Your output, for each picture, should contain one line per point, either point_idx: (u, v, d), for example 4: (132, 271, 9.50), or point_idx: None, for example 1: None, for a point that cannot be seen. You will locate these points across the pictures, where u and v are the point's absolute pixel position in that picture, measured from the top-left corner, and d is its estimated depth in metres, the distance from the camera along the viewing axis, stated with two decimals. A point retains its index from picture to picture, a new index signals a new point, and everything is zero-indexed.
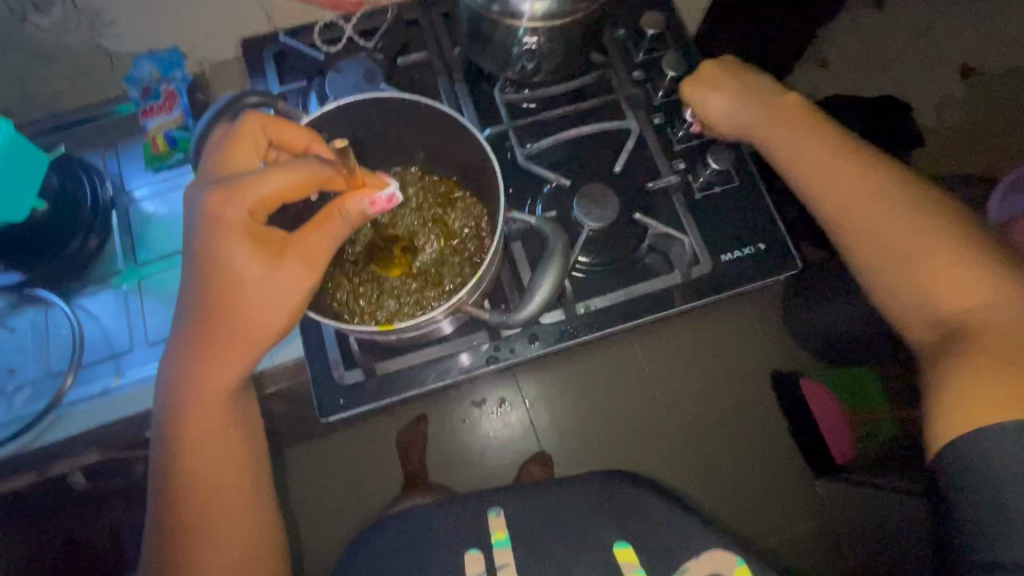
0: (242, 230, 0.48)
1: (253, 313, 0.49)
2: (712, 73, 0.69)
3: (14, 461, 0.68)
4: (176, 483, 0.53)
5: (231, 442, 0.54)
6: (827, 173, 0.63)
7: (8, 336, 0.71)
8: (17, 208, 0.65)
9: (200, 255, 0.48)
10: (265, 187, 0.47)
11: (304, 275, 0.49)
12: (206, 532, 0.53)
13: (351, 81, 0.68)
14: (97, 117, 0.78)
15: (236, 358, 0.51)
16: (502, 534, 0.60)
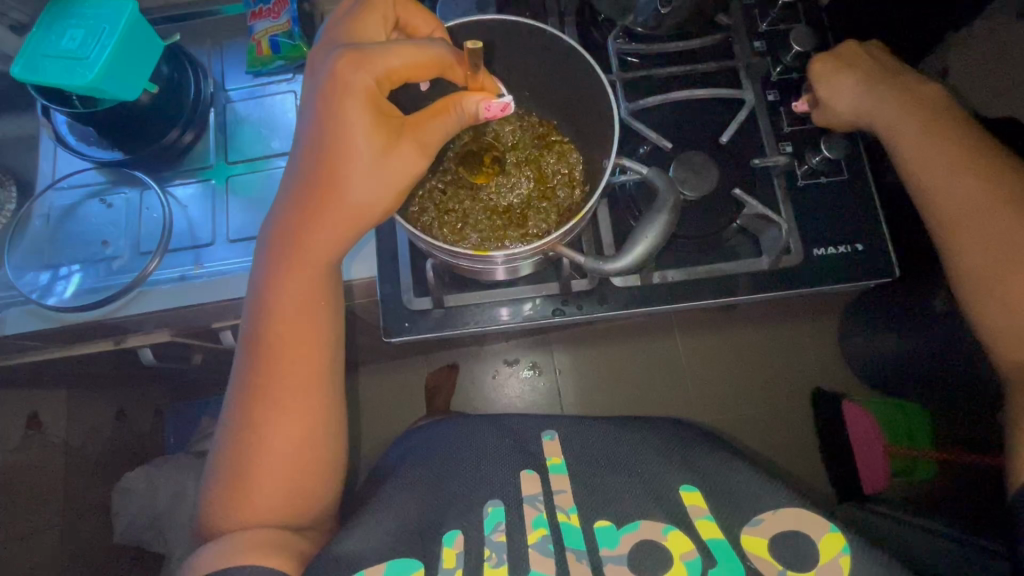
0: (366, 96, 0.51)
1: (358, 184, 0.52)
2: (848, 54, 0.67)
3: (98, 326, 0.72)
4: (261, 363, 0.58)
5: (312, 325, 0.59)
6: (946, 178, 0.63)
7: (105, 211, 0.75)
8: (131, 87, 0.67)
9: (323, 119, 0.52)
10: (396, 61, 0.50)
11: (415, 158, 0.52)
12: (277, 415, 0.57)
13: (463, 7, 0.66)
14: (206, 14, 0.80)
15: (336, 227, 0.55)
16: (558, 460, 0.64)
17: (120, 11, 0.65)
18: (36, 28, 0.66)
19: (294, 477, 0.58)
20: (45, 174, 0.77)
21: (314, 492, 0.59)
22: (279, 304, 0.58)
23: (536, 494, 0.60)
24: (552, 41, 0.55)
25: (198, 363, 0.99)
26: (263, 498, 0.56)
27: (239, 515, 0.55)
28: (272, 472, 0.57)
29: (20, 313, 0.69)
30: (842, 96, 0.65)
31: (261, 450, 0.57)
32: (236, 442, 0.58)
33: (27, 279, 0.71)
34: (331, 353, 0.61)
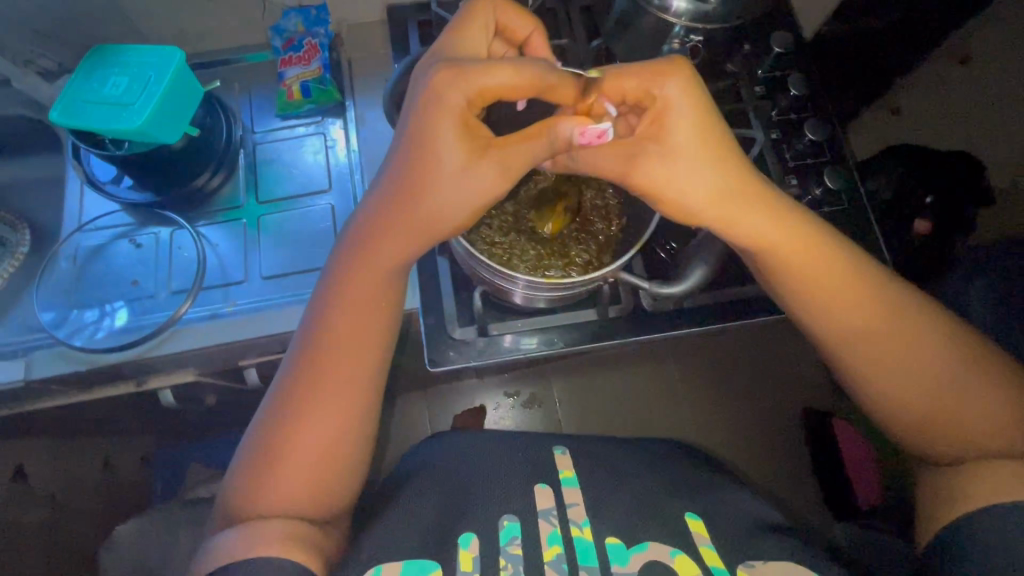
0: (471, 104, 0.53)
1: (444, 193, 0.55)
2: (685, 113, 0.53)
3: (126, 368, 0.70)
4: (304, 361, 0.58)
5: (361, 334, 0.60)
6: (809, 265, 0.57)
7: (134, 251, 0.75)
8: (174, 130, 0.68)
9: (415, 135, 0.53)
10: (490, 79, 0.52)
11: (495, 176, 0.54)
12: (310, 415, 0.57)
13: None
14: (232, 62, 0.83)
15: (411, 241, 0.58)
16: (569, 474, 0.66)
17: (167, 61, 0.67)
18: (78, 75, 0.68)
19: (323, 465, 0.57)
20: (71, 215, 0.76)
21: (333, 483, 0.58)
22: (323, 310, 0.59)
23: (550, 509, 0.61)
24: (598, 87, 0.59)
25: (210, 405, 0.97)
26: (290, 478, 0.56)
27: (261, 492, 0.55)
28: (303, 453, 0.56)
29: (49, 355, 0.68)
30: (677, 171, 0.54)
31: (297, 432, 0.57)
32: (271, 421, 0.58)
33: (55, 320, 0.70)
34: (377, 368, 0.61)
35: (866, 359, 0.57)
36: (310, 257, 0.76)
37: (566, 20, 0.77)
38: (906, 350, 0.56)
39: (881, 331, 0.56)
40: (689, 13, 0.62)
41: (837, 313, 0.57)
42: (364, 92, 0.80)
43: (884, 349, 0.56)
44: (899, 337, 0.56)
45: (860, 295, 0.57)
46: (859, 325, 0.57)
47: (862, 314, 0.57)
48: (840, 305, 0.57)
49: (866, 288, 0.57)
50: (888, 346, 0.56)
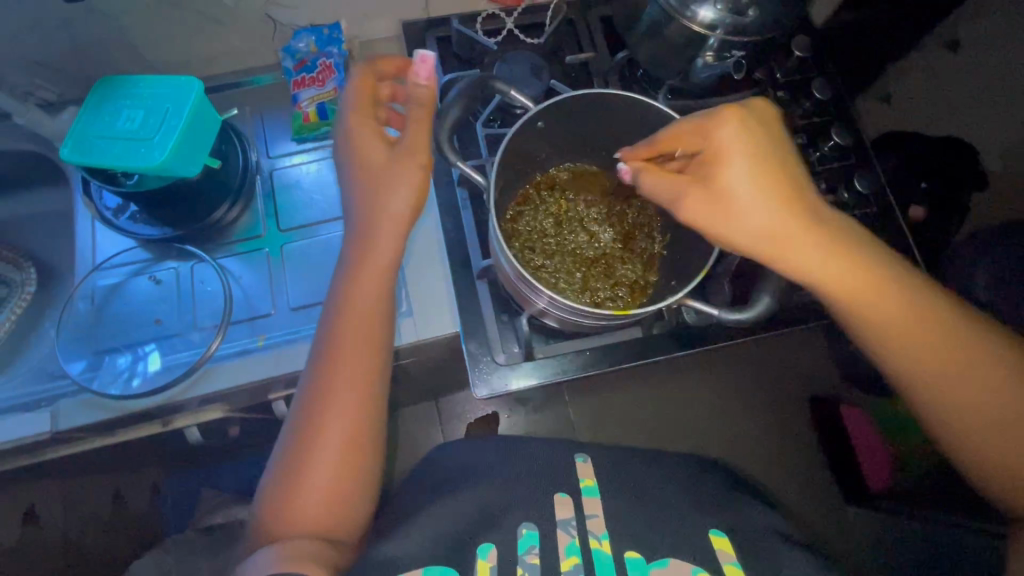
0: (356, 115, 0.57)
1: (392, 190, 0.56)
2: (749, 162, 0.49)
3: (156, 412, 0.68)
4: (319, 374, 0.57)
5: (369, 339, 0.58)
6: (879, 298, 0.54)
7: (153, 287, 0.72)
8: (194, 163, 0.66)
9: (343, 162, 0.58)
10: (353, 97, 0.57)
11: (416, 168, 0.56)
12: (328, 426, 0.56)
13: (520, 72, 0.69)
14: (240, 85, 0.81)
15: (391, 253, 0.58)
16: (591, 482, 0.57)
17: (184, 91, 0.65)
18: (86, 108, 0.65)
19: (344, 469, 0.56)
20: (84, 254, 0.73)
21: (354, 489, 0.57)
22: (333, 325, 0.57)
23: (570, 518, 0.53)
24: (646, 108, 0.56)
25: (230, 438, 0.93)
26: (315, 486, 0.54)
27: (286, 514, 0.54)
28: (324, 462, 0.55)
29: (76, 403, 0.65)
30: (735, 212, 0.50)
31: (316, 441, 0.55)
32: (291, 436, 0.56)
33: (80, 367, 0.68)
34: (383, 367, 0.59)
35: (933, 381, 0.56)
36: None
37: (587, 32, 0.76)
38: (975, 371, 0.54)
39: (945, 355, 0.55)
40: (727, 23, 0.60)
41: (904, 342, 0.55)
42: None
43: (948, 373, 0.55)
44: (963, 357, 0.55)
45: (923, 322, 0.55)
46: (920, 348, 0.55)
47: (927, 340, 0.55)
48: (904, 332, 0.55)
49: (932, 314, 0.55)
50: (950, 368, 0.55)
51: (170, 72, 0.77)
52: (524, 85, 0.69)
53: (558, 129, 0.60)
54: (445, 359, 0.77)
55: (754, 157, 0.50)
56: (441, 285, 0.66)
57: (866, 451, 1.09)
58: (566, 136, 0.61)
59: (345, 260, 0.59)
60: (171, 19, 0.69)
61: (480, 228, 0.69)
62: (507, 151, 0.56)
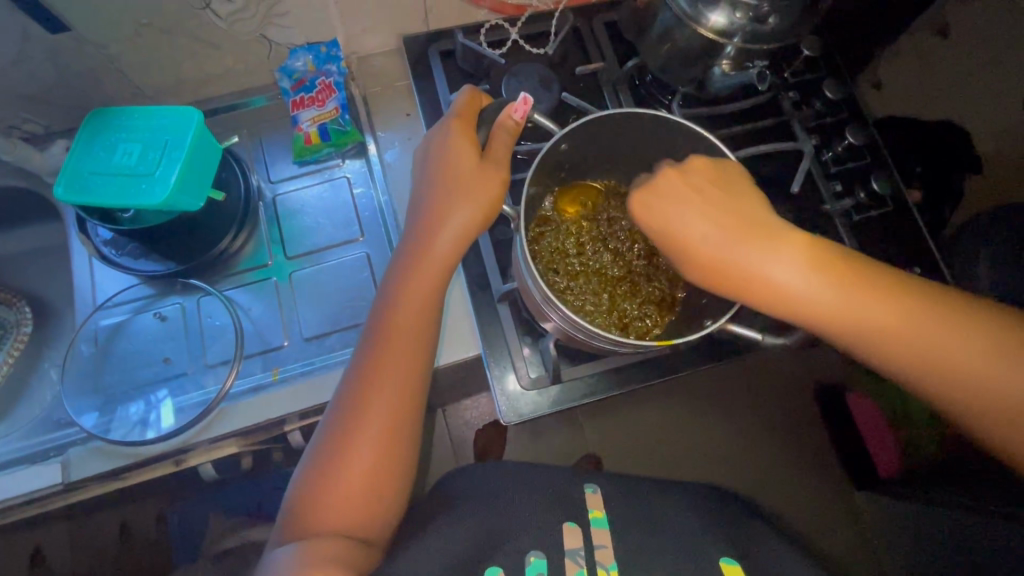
0: (455, 121, 0.55)
1: (465, 197, 0.54)
2: (668, 191, 0.51)
3: (172, 456, 0.65)
4: (350, 403, 0.52)
5: (405, 363, 0.53)
6: (851, 302, 0.49)
7: (159, 325, 0.70)
8: (198, 195, 0.64)
9: (426, 166, 0.56)
10: (459, 103, 0.56)
11: (497, 189, 0.54)
12: (359, 456, 0.51)
13: (530, 85, 0.68)
14: (237, 107, 0.78)
15: (426, 277, 0.54)
16: (600, 514, 0.52)
17: (182, 121, 0.62)
18: (78, 143, 0.62)
19: (377, 500, 0.51)
20: (84, 295, 0.71)
21: (391, 494, 0.52)
22: (361, 355, 0.54)
23: (578, 547, 0.48)
24: (674, 125, 0.54)
25: (242, 469, 0.91)
26: (341, 517, 0.50)
27: (317, 519, 0.49)
28: (361, 460, 0.51)
29: (83, 452, 0.63)
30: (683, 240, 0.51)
31: (354, 438, 0.51)
32: (329, 431, 0.52)
33: (87, 415, 0.66)
34: (420, 395, 0.54)
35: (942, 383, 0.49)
36: (352, 312, 0.72)
37: (593, 41, 0.74)
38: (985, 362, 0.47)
39: (948, 351, 0.48)
40: (745, 30, 0.58)
41: (899, 344, 0.49)
42: (386, 127, 0.75)
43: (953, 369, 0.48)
44: (970, 349, 0.48)
45: (912, 317, 0.49)
46: (920, 348, 0.49)
47: (919, 339, 0.48)
48: (893, 332, 0.49)
49: (919, 309, 0.49)
50: (953, 364, 0.48)
51: (163, 97, 0.74)
52: (534, 99, 0.67)
53: (578, 147, 0.58)
54: (463, 379, 0.76)
55: (682, 192, 0.51)
56: (462, 305, 0.64)
57: (871, 437, 1.04)
58: (585, 153, 0.59)
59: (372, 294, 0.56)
60: (163, 45, 0.66)
61: (498, 249, 0.67)
62: (533, 175, 0.55)
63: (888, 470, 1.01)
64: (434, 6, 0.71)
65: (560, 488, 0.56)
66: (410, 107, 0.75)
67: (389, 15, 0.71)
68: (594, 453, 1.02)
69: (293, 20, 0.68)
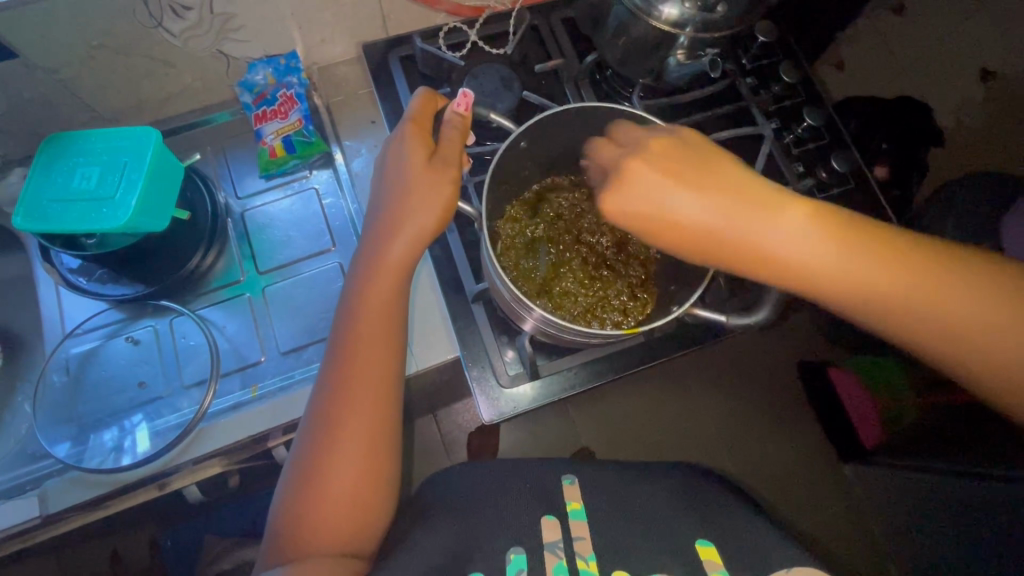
0: (410, 128, 0.55)
1: (419, 200, 0.54)
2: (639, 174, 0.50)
3: (151, 481, 0.64)
4: (326, 418, 0.52)
5: (378, 374, 0.53)
6: (846, 264, 0.48)
7: (132, 349, 0.69)
8: (162, 216, 0.64)
9: (384, 174, 0.56)
10: (411, 108, 0.56)
11: (451, 189, 0.54)
12: (337, 470, 0.51)
13: (490, 86, 0.68)
14: (199, 124, 0.77)
15: (395, 284, 0.54)
16: (578, 504, 0.53)
17: (142, 142, 0.62)
18: (35, 170, 0.61)
19: (361, 511, 0.51)
20: (53, 324, 0.70)
21: (377, 504, 0.53)
22: (334, 367, 0.54)
23: (556, 541, 0.49)
24: (631, 118, 0.55)
25: (231, 488, 0.90)
26: (325, 530, 0.50)
27: (306, 538, 0.49)
28: (343, 473, 0.51)
29: (61, 483, 0.62)
30: (668, 207, 0.49)
31: (335, 451, 0.51)
32: (309, 446, 0.52)
33: (62, 446, 0.64)
34: (398, 404, 0.54)
35: (945, 330, 0.48)
36: (328, 322, 0.71)
37: (552, 38, 0.75)
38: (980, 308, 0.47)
39: (941, 299, 0.47)
40: (695, 20, 0.59)
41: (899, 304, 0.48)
42: (351, 135, 0.75)
43: (953, 317, 0.47)
44: (971, 297, 0.47)
45: (908, 273, 0.48)
46: (914, 299, 0.48)
47: (917, 292, 0.48)
48: (891, 288, 0.48)
49: (911, 264, 0.48)
50: (953, 311, 0.47)
51: (121, 118, 0.73)
52: (495, 99, 0.68)
53: (539, 144, 0.58)
54: (445, 381, 0.76)
55: (664, 158, 0.50)
56: (436, 310, 0.64)
57: (854, 411, 1.05)
58: (545, 149, 0.60)
59: (342, 303, 0.56)
60: (118, 66, 0.65)
61: (468, 250, 0.67)
62: (496, 173, 0.55)
63: (873, 439, 1.02)
64: (391, 11, 0.71)
65: (539, 481, 0.56)
66: (374, 114, 0.75)
67: (348, 22, 0.71)
68: (584, 445, 1.03)
69: (250, 33, 0.67)
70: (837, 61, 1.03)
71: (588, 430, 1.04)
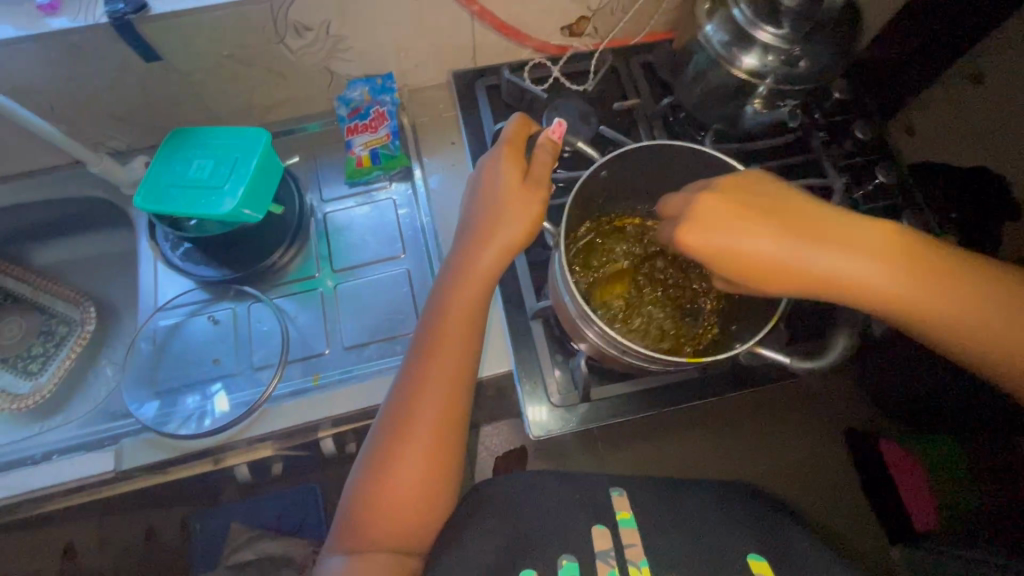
0: (505, 148, 0.59)
1: (507, 215, 0.57)
2: (710, 215, 0.51)
3: (213, 452, 0.68)
4: (395, 411, 0.55)
5: (445, 375, 0.55)
6: (910, 291, 0.50)
7: (211, 328, 0.75)
8: (259, 208, 0.70)
9: (475, 189, 0.60)
10: (508, 130, 0.60)
11: (536, 207, 0.57)
12: (402, 463, 0.53)
13: (569, 118, 0.72)
14: (295, 131, 0.84)
15: (467, 291, 0.57)
16: (627, 515, 0.53)
17: (253, 141, 0.69)
18: (160, 156, 0.69)
19: (418, 506, 0.53)
20: (146, 297, 0.77)
21: (437, 504, 0.54)
22: (404, 363, 0.57)
23: (608, 549, 0.50)
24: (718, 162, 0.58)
25: (272, 476, 0.92)
26: (383, 517, 0.52)
27: (365, 526, 0.52)
28: (408, 466, 0.53)
29: (136, 443, 0.67)
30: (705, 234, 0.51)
31: (399, 445, 0.53)
32: (375, 438, 0.55)
33: (140, 409, 0.70)
34: (464, 408, 0.56)
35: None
36: (391, 323, 0.75)
37: (630, 78, 0.79)
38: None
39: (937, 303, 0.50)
40: (777, 72, 0.61)
41: (949, 322, 0.50)
42: (432, 154, 0.80)
43: None
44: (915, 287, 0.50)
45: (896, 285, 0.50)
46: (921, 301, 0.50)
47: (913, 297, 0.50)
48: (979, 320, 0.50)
49: (963, 287, 0.50)
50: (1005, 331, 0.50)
51: (232, 120, 0.81)
52: (573, 130, 0.71)
53: (616, 177, 0.61)
54: (494, 395, 0.78)
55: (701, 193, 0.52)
56: (497, 322, 0.68)
57: (907, 486, 0.95)
58: (621, 182, 0.63)
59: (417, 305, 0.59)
60: (241, 74, 0.73)
61: (534, 268, 0.70)
62: (574, 197, 0.59)
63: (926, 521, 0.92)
64: (483, 44, 0.77)
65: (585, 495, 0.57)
66: (455, 136, 0.80)
67: (443, 50, 0.77)
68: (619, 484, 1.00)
69: (357, 54, 0.75)
70: None
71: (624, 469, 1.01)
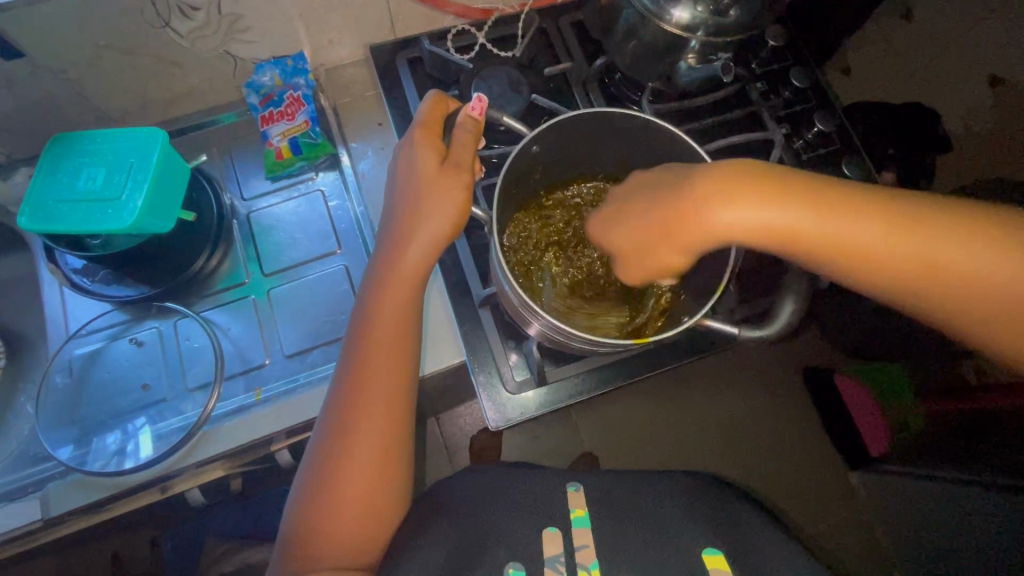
0: (421, 131, 0.55)
1: (432, 204, 0.53)
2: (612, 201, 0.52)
3: (152, 485, 0.63)
4: (335, 425, 0.51)
5: (387, 381, 0.52)
6: (819, 229, 0.42)
7: (135, 351, 0.69)
8: (166, 217, 0.63)
9: (395, 178, 0.56)
10: (423, 113, 0.56)
11: (462, 192, 0.53)
12: (345, 478, 0.50)
13: (499, 88, 0.68)
14: (205, 125, 0.77)
15: (401, 291, 0.53)
16: (582, 512, 0.52)
17: (148, 143, 0.61)
18: (41, 170, 0.61)
19: (368, 519, 0.51)
20: (56, 325, 0.70)
21: (387, 513, 0.52)
22: (341, 373, 0.53)
23: (558, 555, 0.48)
24: (651, 127, 0.55)
25: (232, 491, 0.89)
26: (333, 537, 0.49)
27: (314, 552, 0.49)
28: (352, 481, 0.50)
29: (63, 486, 0.61)
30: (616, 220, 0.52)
31: (344, 459, 0.50)
32: (318, 455, 0.51)
33: (64, 448, 0.64)
34: (408, 410, 0.53)
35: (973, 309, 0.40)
36: (333, 325, 0.71)
37: (562, 40, 0.75)
38: (966, 254, 0.39)
39: (846, 243, 0.42)
40: (707, 25, 0.58)
41: (878, 264, 0.42)
42: (358, 136, 0.73)
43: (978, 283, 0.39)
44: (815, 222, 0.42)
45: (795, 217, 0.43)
46: (828, 243, 0.42)
47: (820, 236, 0.42)
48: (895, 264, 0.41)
49: (897, 222, 0.41)
50: (949, 263, 0.40)
51: (129, 119, 0.73)
52: (504, 102, 0.67)
53: (549, 150, 0.58)
54: (451, 385, 0.75)
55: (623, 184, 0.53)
56: (442, 313, 0.65)
57: (860, 413, 1.03)
58: (556, 154, 0.59)
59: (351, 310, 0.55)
60: (126, 66, 0.64)
61: (477, 253, 0.67)
62: (507, 177, 0.55)
63: (880, 449, 1.01)
64: (399, 14, 0.71)
65: (540, 487, 0.56)
66: (381, 116, 0.74)
67: (355, 24, 0.70)
68: (589, 450, 1.01)
69: (257, 35, 0.67)
70: (845, 65, 1.02)
71: (594, 436, 1.02)
